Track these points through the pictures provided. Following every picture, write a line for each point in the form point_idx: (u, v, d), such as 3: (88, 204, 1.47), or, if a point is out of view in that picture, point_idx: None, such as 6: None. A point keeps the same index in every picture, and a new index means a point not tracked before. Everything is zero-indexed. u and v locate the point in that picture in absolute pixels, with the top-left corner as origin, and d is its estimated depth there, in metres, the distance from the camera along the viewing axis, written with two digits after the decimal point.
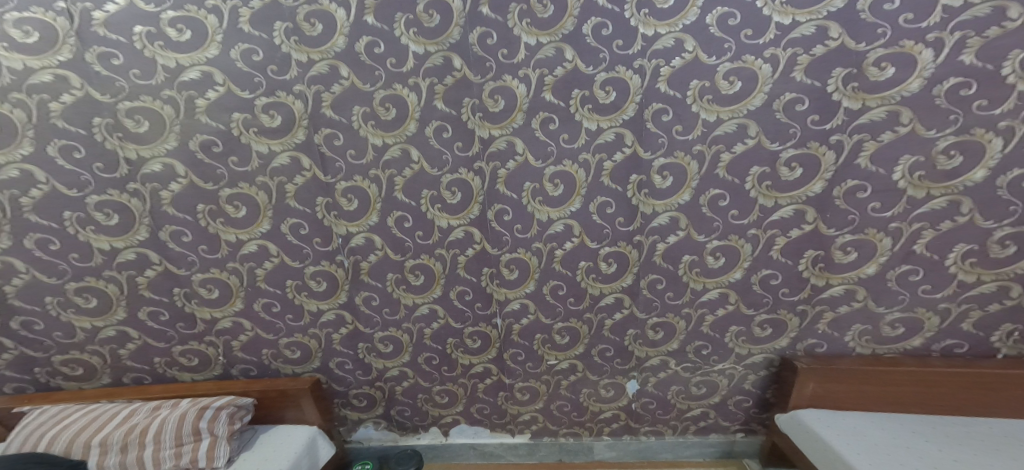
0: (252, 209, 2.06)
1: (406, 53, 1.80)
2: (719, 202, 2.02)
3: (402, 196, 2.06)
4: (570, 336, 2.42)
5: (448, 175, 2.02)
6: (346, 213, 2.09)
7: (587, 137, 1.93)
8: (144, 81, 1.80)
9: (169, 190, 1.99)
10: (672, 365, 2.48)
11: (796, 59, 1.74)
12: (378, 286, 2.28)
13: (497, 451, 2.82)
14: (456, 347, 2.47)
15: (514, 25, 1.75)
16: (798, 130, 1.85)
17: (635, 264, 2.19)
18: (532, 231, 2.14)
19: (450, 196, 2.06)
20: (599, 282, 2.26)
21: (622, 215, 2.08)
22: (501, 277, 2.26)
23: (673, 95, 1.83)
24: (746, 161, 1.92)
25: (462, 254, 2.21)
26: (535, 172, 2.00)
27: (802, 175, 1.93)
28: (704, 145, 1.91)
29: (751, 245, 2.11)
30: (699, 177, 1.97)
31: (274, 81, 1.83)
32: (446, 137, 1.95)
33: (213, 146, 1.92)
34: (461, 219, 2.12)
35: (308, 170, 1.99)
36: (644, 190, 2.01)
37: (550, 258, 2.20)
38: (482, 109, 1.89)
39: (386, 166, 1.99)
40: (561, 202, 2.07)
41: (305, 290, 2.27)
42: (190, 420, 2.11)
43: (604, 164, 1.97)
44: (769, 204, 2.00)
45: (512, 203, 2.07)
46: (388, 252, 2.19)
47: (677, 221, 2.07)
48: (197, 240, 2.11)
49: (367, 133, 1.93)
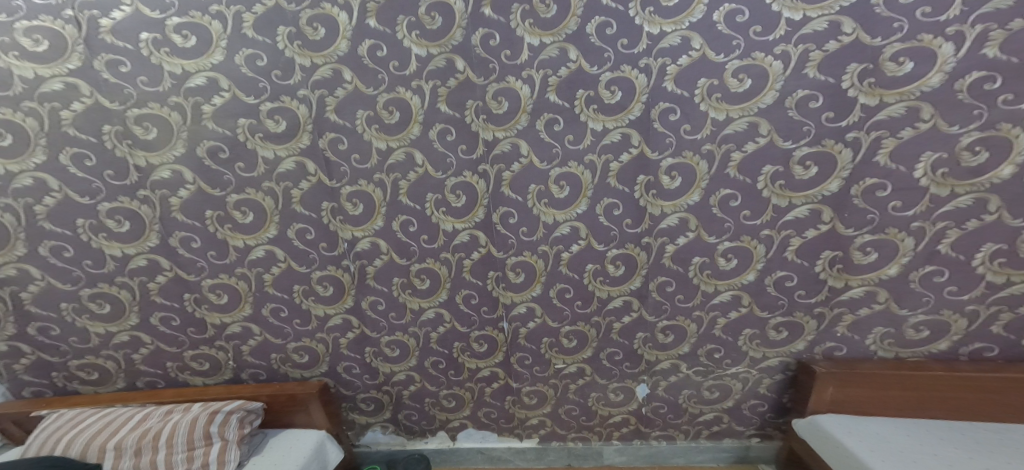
0: (259, 216, 1.40)
1: (519, 39, 1.21)
2: (867, 217, 1.33)
3: (472, 279, 1.53)
4: (722, 392, 1.71)
5: (452, 177, 1.37)
6: (353, 220, 1.42)
7: (714, 129, 1.27)
8: (151, 89, 1.24)
9: (178, 197, 1.37)
10: (738, 401, 1.72)
11: (987, 36, 1.10)
12: (442, 350, 1.67)
13: (506, 456, 1.94)
14: (516, 404, 1.80)
15: (517, 25, 1.20)
16: (986, 111, 1.18)
17: (781, 319, 1.53)
18: (643, 224, 1.41)
19: (613, 270, 1.49)
20: (763, 346, 1.59)
21: (798, 280, 1.45)
22: (654, 339, 1.61)
23: (827, 81, 1.19)
24: (916, 147, 1.23)
25: (523, 327, 1.62)
26: (705, 248, 1.43)
27: (988, 161, 1.22)
28: (926, 222, 1.31)
29: (916, 239, 1.33)
30: (912, 254, 1.36)
31: (279, 89, 1.25)
32: (557, 130, 1.31)
33: (218, 152, 1.31)
34: (566, 215, 1.41)
35: (384, 255, 1.48)
36: (780, 180, 1.30)
37: (650, 321, 1.57)
38: (598, 98, 1.26)
39: (494, 163, 1.35)
40: (678, 196, 1.36)
41: (382, 355, 1.68)
42: (201, 426, 1.46)
43: (667, 247, 1.44)
44: (943, 195, 1.27)
45: (626, 198, 1.37)
46: (453, 324, 1.62)
47: (873, 295, 1.44)
48: (206, 245, 1.44)
49: (438, 225, 1.44)
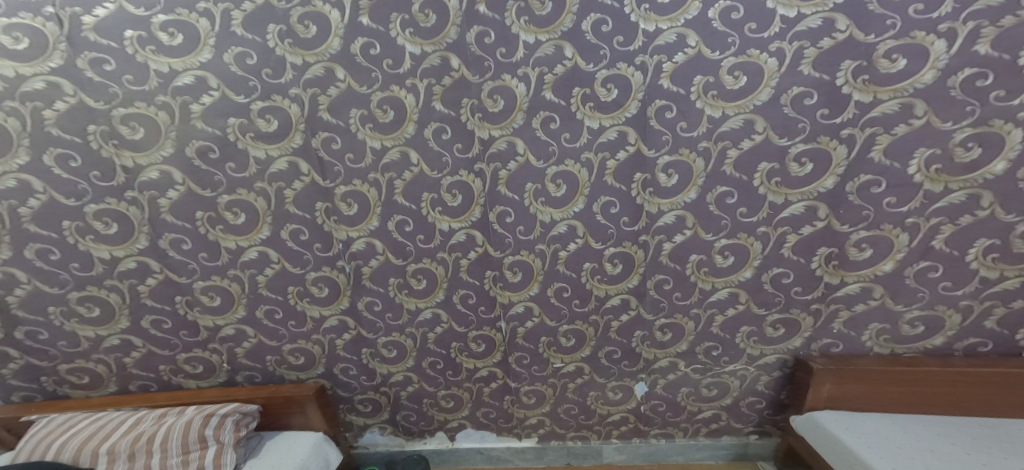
0: (250, 215, 1.88)
1: (404, 51, 1.62)
2: (722, 222, 1.86)
3: (405, 201, 1.88)
4: (576, 339, 2.19)
5: (379, 93, 1.69)
6: (270, 135, 1.75)
7: (589, 136, 1.74)
8: (138, 87, 1.64)
9: (166, 198, 1.83)
10: (735, 397, 2.31)
11: (802, 53, 1.55)
12: (379, 288, 2.08)
13: (505, 456, 2.58)
14: (460, 351, 2.24)
15: (398, 34, 1.60)
16: (809, 125, 1.65)
17: (642, 262, 1.98)
18: (534, 231, 1.93)
19: (450, 199, 1.87)
20: (605, 283, 2.04)
21: (626, 214, 1.88)
22: (503, 279, 2.05)
23: (677, 92, 1.64)
24: (753, 158, 1.73)
25: (464, 257, 2.00)
26: (614, 219, 1.89)
27: (813, 171, 1.72)
28: (771, 224, 1.85)
29: (778, 213, 1.82)
30: (838, 172, 1.71)
31: (269, 85, 1.66)
32: (445, 140, 1.76)
33: (209, 152, 1.75)
34: (473, 191, 1.86)
35: (307, 175, 1.82)
36: (649, 187, 1.81)
37: (563, 273, 2.02)
38: (482, 109, 1.71)
39: (386, 171, 1.81)
40: (563, 203, 1.87)
41: (307, 295, 2.08)
42: (195, 429, 1.93)
43: (559, 253, 1.97)
44: (779, 201, 1.80)
45: (518, 206, 1.88)
46: (388, 254, 1.99)
47: (734, 252, 1.92)
48: (197, 246, 1.94)
49: (366, 140, 1.76)
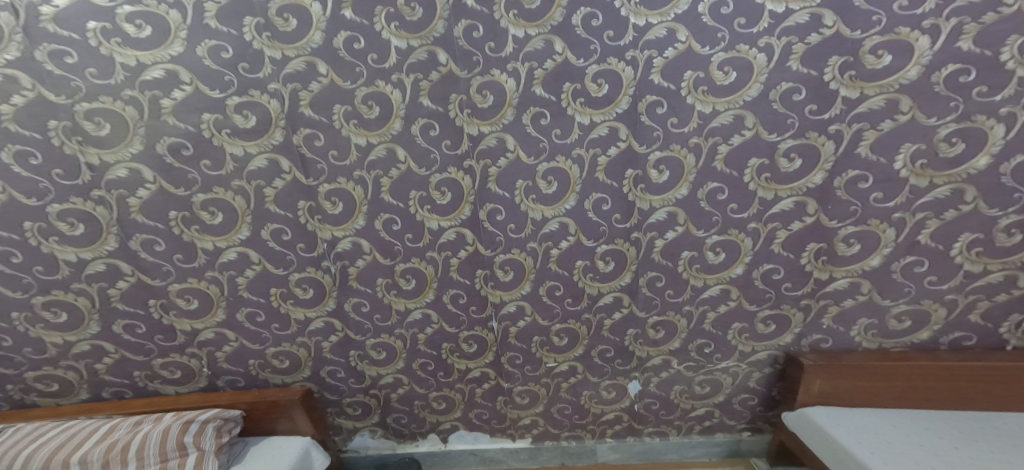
0: (233, 217, 1.34)
1: (504, 31, 1.16)
2: (850, 208, 1.32)
3: (459, 277, 1.49)
4: (713, 387, 1.71)
5: (437, 174, 1.33)
6: (333, 219, 1.37)
7: (701, 121, 1.25)
8: (103, 81, 1.15)
9: (136, 197, 1.29)
10: (730, 394, 1.72)
11: (960, 29, 1.09)
12: (431, 351, 1.64)
13: (498, 457, 1.91)
14: (507, 403, 1.77)
15: (499, 17, 1.15)
16: (961, 104, 1.17)
17: (754, 311, 1.53)
18: (632, 219, 1.39)
19: (603, 266, 1.47)
20: (752, 339, 1.59)
21: (736, 200, 1.35)
22: (645, 336, 1.60)
23: (810, 74, 1.17)
24: (898, 137, 1.22)
25: (514, 325, 1.59)
26: (693, 242, 1.42)
27: (963, 152, 1.22)
28: (907, 212, 1.31)
29: (896, 229, 1.34)
30: (894, 244, 1.36)
31: (248, 81, 1.18)
32: (545, 125, 1.27)
33: (183, 150, 1.24)
34: (555, 211, 1.38)
35: (367, 255, 1.44)
36: (765, 173, 1.30)
37: (639, 316, 1.56)
38: (584, 93, 1.23)
39: (479, 158, 1.31)
40: (667, 189, 1.34)
41: (367, 359, 1.64)
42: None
43: (656, 242, 1.42)
44: (922, 185, 1.27)
45: (614, 192, 1.35)
46: (441, 324, 1.58)
47: (856, 287, 1.45)
48: (171, 247, 1.37)
49: (424, 224, 1.40)
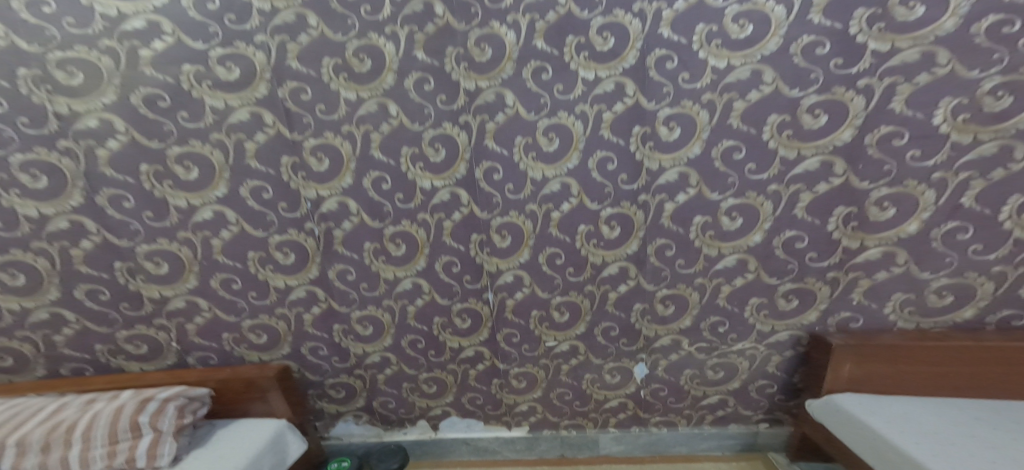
0: (207, 172, 1.28)
1: None
2: (884, 169, 1.21)
3: (453, 242, 1.40)
4: (726, 371, 1.58)
5: (430, 128, 1.25)
6: (316, 177, 1.30)
7: (716, 77, 1.15)
8: (80, 30, 1.11)
9: (106, 147, 1.23)
10: (744, 380, 1.59)
11: None
12: (421, 326, 1.54)
13: (492, 447, 1.81)
14: (505, 387, 1.66)
15: None
16: (1006, 56, 1.06)
17: (772, 285, 1.41)
18: (640, 180, 1.29)
19: (607, 232, 1.37)
20: (771, 319, 1.47)
21: (755, 161, 1.24)
22: (653, 312, 1.48)
23: (834, 27, 1.07)
24: (935, 92, 1.11)
25: (511, 294, 1.49)
26: (706, 206, 1.31)
27: (1009, 107, 1.11)
28: (949, 172, 1.19)
29: (936, 192, 1.22)
30: (935, 208, 1.24)
31: (233, 33, 1.13)
32: (546, 81, 1.19)
33: (158, 101, 1.19)
34: (556, 169, 1.29)
35: (354, 216, 1.35)
36: (788, 130, 1.19)
37: (647, 289, 1.45)
38: (589, 47, 1.15)
39: (476, 112, 1.23)
40: (679, 146, 1.24)
41: (352, 334, 1.55)
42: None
43: (665, 206, 1.32)
44: (965, 142, 1.16)
45: (620, 150, 1.26)
46: (433, 295, 1.49)
47: (891, 256, 1.31)
48: (140, 205, 1.31)
49: (415, 183, 1.32)
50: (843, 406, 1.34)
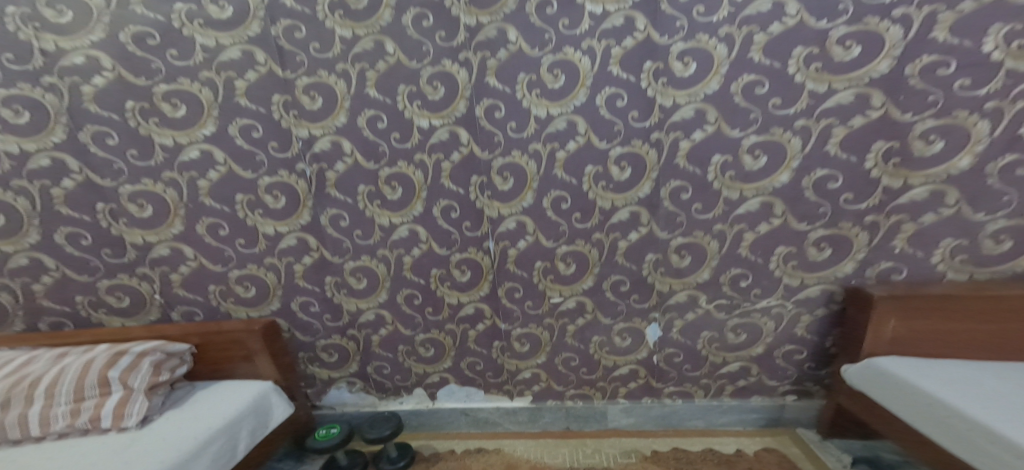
0: (161, 209, 1.16)
1: (456, 19, 1.02)
2: (819, 210, 1.09)
3: (413, 276, 1.23)
4: (733, 421, 1.34)
5: (386, 167, 1.15)
6: (275, 216, 1.18)
7: (660, 116, 1.06)
8: (20, 67, 1.04)
9: (60, 188, 1.12)
10: (755, 439, 1.32)
11: (935, 18, 0.92)
12: (388, 354, 1.33)
13: None
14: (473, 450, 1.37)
15: (450, 4, 1.01)
16: (939, 100, 0.97)
17: (747, 308, 1.19)
18: (593, 219, 1.15)
19: (564, 268, 1.20)
20: (724, 350, 1.25)
21: (701, 201, 1.12)
22: (610, 344, 1.26)
23: (771, 66, 1.00)
24: (870, 134, 1.02)
25: (474, 332, 1.28)
26: (656, 244, 1.16)
27: (940, 153, 1.01)
28: (880, 216, 1.07)
29: (954, 233, 1.06)
30: (869, 250, 1.10)
31: (177, 70, 1.06)
32: (499, 118, 1.10)
33: (106, 138, 1.10)
34: (512, 208, 1.16)
35: (314, 252, 1.21)
36: (729, 169, 1.09)
37: (637, 324, 1.23)
38: (539, 85, 1.06)
39: (431, 152, 1.14)
40: (629, 185, 1.13)
41: (317, 361, 1.35)
42: (95, 370, 1.03)
43: (618, 244, 1.17)
44: (896, 186, 1.05)
45: (574, 190, 1.14)
46: (396, 326, 1.29)
47: (828, 296, 1.15)
48: (98, 242, 1.17)
49: (374, 221, 1.19)
50: (818, 452, 1.24)
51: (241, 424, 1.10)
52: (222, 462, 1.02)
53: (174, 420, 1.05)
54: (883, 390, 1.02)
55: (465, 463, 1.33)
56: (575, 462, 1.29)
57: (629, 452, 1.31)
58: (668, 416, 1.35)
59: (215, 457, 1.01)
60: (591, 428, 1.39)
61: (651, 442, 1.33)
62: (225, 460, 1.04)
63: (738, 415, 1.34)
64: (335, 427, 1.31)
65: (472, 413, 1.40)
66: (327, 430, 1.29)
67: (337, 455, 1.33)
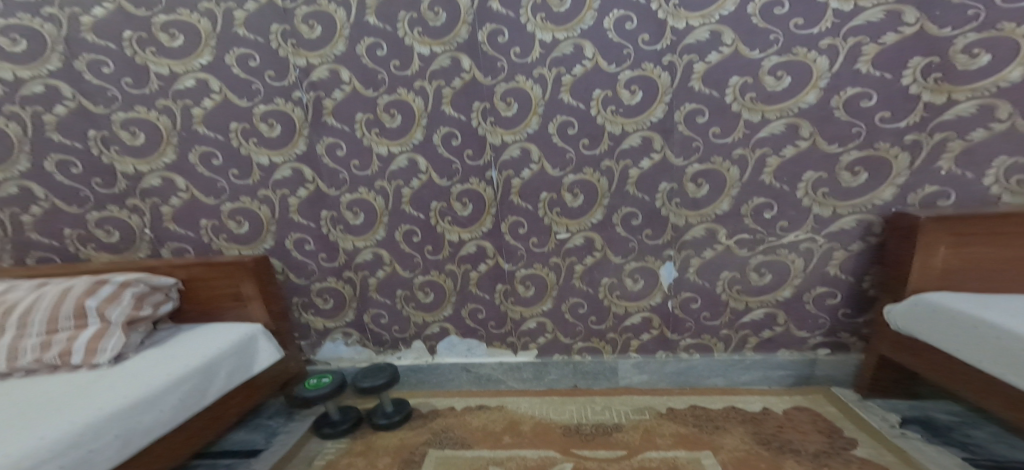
0: (152, 139, 1.13)
1: None
2: (851, 130, 1.00)
3: (412, 210, 1.17)
4: (757, 376, 1.23)
5: (385, 95, 1.10)
6: (269, 145, 1.13)
7: (675, 36, 0.99)
8: None
9: (52, 114, 1.10)
10: (785, 398, 1.19)
11: None
12: (385, 300, 1.26)
13: None
14: (473, 408, 1.27)
15: None
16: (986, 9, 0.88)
17: (772, 244, 1.09)
18: (602, 145, 1.08)
19: (571, 201, 1.12)
20: (746, 294, 1.14)
21: (721, 125, 1.04)
22: (621, 288, 1.17)
23: None
24: (911, 47, 0.93)
25: (475, 273, 1.20)
26: (670, 173, 1.08)
27: (990, 66, 0.91)
28: (922, 134, 0.98)
29: (1007, 151, 0.95)
30: (910, 173, 1.00)
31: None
32: (503, 43, 1.04)
33: (98, 65, 1.07)
34: (516, 134, 1.10)
35: (310, 184, 1.16)
36: (749, 91, 1.01)
37: (652, 262, 1.14)
38: (545, 8, 1.00)
39: (432, 78, 1.08)
40: (640, 108, 1.05)
41: (312, 308, 1.28)
42: (72, 299, 0.96)
43: (629, 172, 1.09)
44: (939, 101, 0.95)
45: (582, 116, 1.07)
46: (394, 267, 1.22)
47: (865, 228, 1.05)
48: (88, 171, 1.14)
49: (372, 150, 1.13)
50: (857, 410, 1.10)
51: (223, 364, 1.01)
52: (195, 403, 0.94)
53: (151, 357, 0.98)
54: (935, 328, 0.88)
55: (465, 419, 1.23)
56: (583, 419, 1.19)
57: (641, 410, 1.20)
58: (685, 372, 1.24)
59: (186, 397, 0.92)
60: (601, 387, 1.30)
61: (666, 400, 1.22)
62: (199, 401, 0.95)
63: (763, 371, 1.22)
64: (327, 377, 1.21)
65: (474, 369, 1.31)
66: (318, 380, 1.19)
67: (330, 410, 1.24)
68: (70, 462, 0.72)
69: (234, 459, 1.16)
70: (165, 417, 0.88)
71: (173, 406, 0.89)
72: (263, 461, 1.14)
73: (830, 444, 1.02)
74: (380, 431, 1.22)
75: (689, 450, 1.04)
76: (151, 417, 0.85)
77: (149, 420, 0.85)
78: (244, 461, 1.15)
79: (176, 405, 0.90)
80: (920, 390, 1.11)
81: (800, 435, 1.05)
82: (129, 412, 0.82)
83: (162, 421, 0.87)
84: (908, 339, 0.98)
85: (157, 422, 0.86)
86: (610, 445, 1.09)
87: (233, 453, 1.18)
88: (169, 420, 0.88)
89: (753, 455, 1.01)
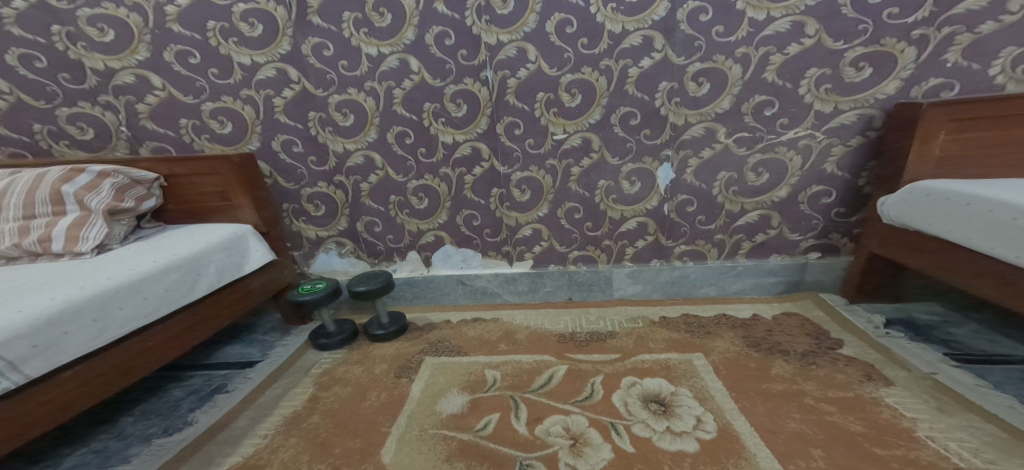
0: (123, 37, 1.05)
1: None
2: (858, 28, 0.96)
3: (403, 111, 1.12)
4: (749, 283, 1.25)
5: None
6: (251, 45, 1.06)
7: None
8: None
9: (10, 8, 1.01)
10: (775, 303, 1.21)
11: None
12: (378, 207, 1.24)
13: None
14: (469, 321, 1.27)
15: None
16: None
17: (771, 142, 1.09)
18: (602, 44, 1.03)
19: (569, 102, 1.09)
20: (742, 196, 1.15)
21: (727, 23, 0.99)
22: (618, 191, 1.18)
23: None
24: None
25: (470, 176, 1.19)
26: (671, 71, 1.04)
27: None
28: (930, 29, 0.94)
29: (1016, 43, 0.92)
30: (916, 67, 0.97)
31: None
32: None
33: None
34: (511, 34, 1.03)
35: (295, 85, 1.10)
36: None
37: (648, 161, 1.14)
38: None
39: None
40: (642, 6, 0.99)
41: (303, 216, 1.26)
42: (49, 185, 0.95)
43: (628, 71, 1.05)
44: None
45: (585, 14, 1.01)
46: (386, 172, 1.20)
47: (866, 122, 1.04)
48: (54, 67, 1.07)
49: (360, 51, 1.07)
50: (845, 314, 1.11)
51: (212, 259, 0.99)
52: (180, 296, 0.91)
53: (137, 249, 0.97)
54: (925, 213, 0.89)
55: (460, 331, 1.23)
56: (578, 328, 1.19)
57: (635, 319, 1.21)
58: (677, 282, 1.27)
59: (171, 289, 0.89)
60: (596, 299, 1.32)
61: (658, 309, 1.24)
62: (184, 295, 0.93)
63: (754, 279, 1.25)
64: (321, 283, 1.19)
65: (469, 282, 1.32)
66: (312, 285, 1.17)
67: (326, 321, 1.22)
68: (46, 340, 0.70)
69: (230, 369, 1.15)
70: (147, 306, 0.85)
71: (156, 296, 0.87)
72: (259, 370, 1.12)
73: (817, 345, 1.02)
74: (376, 342, 1.22)
75: (681, 352, 1.05)
76: (133, 305, 0.83)
77: (130, 308, 0.82)
78: (241, 371, 1.13)
79: (159, 296, 0.87)
80: (905, 292, 1.13)
81: (788, 338, 1.06)
82: (111, 296, 0.80)
83: (145, 311, 0.85)
84: (897, 234, 0.99)
85: (139, 311, 0.84)
86: (604, 349, 1.09)
87: (228, 364, 1.17)
88: (153, 310, 0.86)
89: (743, 356, 1.02)
